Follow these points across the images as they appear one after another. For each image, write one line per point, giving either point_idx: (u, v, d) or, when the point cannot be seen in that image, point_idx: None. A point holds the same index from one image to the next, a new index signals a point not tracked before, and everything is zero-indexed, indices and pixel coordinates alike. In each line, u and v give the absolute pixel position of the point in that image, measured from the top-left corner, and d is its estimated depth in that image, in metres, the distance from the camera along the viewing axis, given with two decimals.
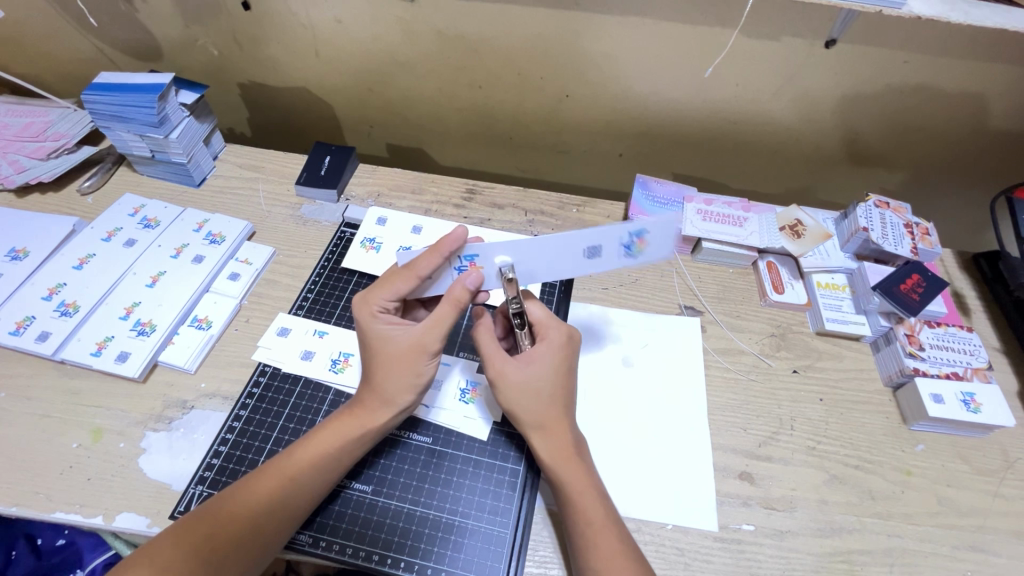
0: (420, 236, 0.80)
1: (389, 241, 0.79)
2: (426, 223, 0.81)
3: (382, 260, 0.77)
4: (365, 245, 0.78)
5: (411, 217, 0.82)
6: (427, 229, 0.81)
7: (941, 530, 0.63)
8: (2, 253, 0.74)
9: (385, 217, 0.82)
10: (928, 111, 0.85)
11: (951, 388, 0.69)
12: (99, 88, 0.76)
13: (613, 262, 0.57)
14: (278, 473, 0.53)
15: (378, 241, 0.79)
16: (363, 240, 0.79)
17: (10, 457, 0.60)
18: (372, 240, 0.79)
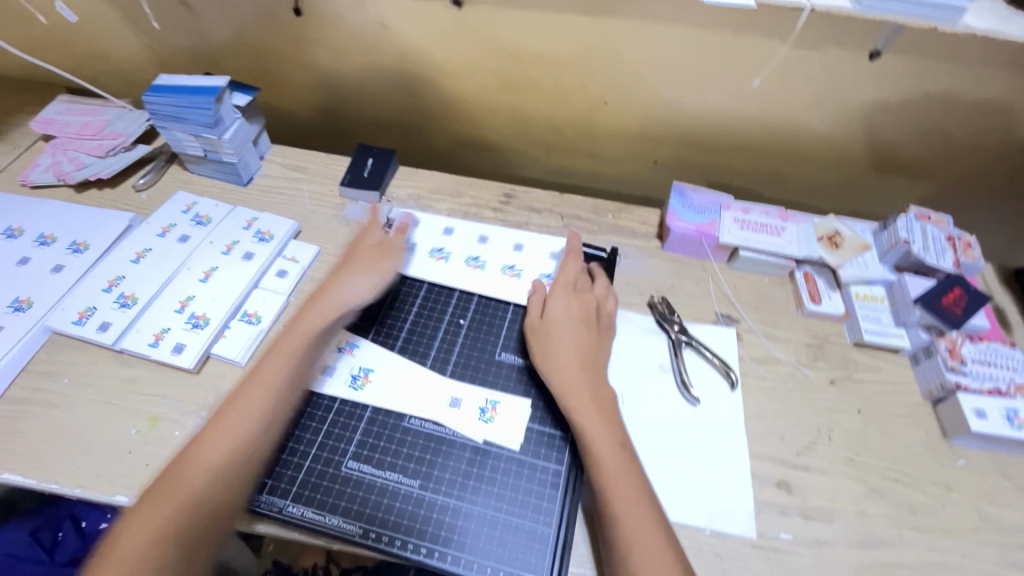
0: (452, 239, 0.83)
1: (423, 243, 0.82)
2: (458, 225, 0.84)
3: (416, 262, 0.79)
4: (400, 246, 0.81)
5: (442, 220, 0.85)
6: (458, 231, 0.84)
7: (983, 546, 0.63)
8: (65, 246, 0.78)
9: (419, 220, 0.84)
10: (972, 124, 0.84)
11: (994, 404, 0.68)
12: (159, 89, 0.79)
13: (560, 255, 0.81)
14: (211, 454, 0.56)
15: (413, 242, 0.82)
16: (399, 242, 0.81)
17: (74, 440, 0.63)
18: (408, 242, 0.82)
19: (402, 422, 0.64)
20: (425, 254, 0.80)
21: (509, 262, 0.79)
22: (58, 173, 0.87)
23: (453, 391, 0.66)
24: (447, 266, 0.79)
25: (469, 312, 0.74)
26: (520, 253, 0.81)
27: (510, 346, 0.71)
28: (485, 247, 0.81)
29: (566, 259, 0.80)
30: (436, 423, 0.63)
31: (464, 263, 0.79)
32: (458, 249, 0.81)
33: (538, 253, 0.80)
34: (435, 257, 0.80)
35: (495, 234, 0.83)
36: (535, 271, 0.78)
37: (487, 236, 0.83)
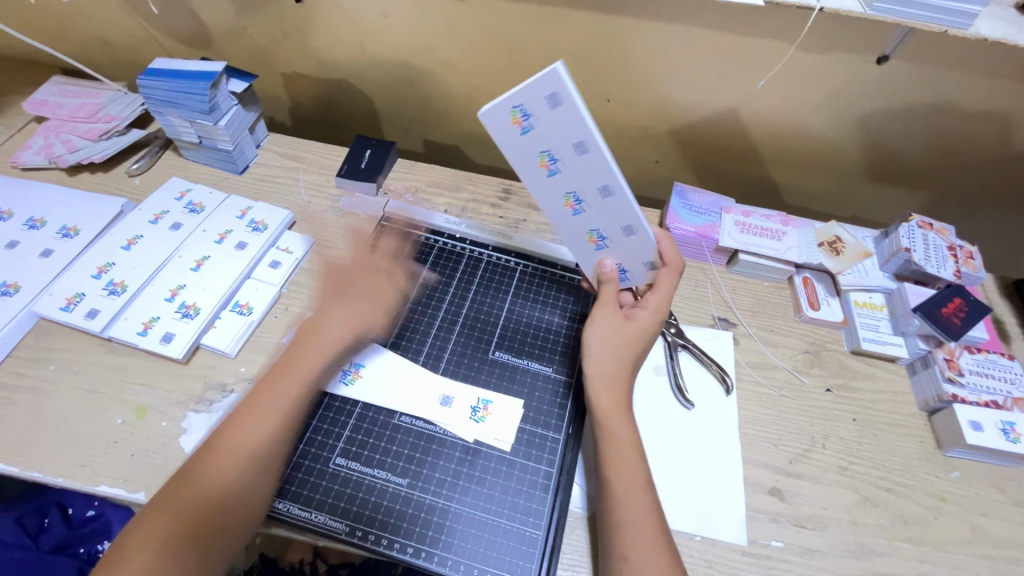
0: (576, 157, 0.56)
1: (541, 137, 0.55)
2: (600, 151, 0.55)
3: (514, 155, 0.57)
4: (513, 115, 0.54)
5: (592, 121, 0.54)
6: (588, 157, 0.56)
7: (974, 559, 0.62)
8: (54, 230, 0.77)
9: (561, 94, 0.52)
10: (979, 132, 0.83)
11: (989, 416, 0.68)
12: (154, 73, 0.78)
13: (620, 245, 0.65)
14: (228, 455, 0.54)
15: (532, 118, 0.54)
16: (517, 108, 0.53)
17: (58, 427, 0.62)
18: (526, 113, 0.53)
19: (392, 419, 0.63)
20: (534, 151, 0.56)
21: (602, 231, 0.64)
22: (50, 156, 0.85)
23: (444, 388, 0.65)
24: (543, 183, 0.59)
25: (463, 308, 0.73)
26: (626, 236, 0.63)
27: (503, 345, 0.70)
28: (596, 198, 0.60)
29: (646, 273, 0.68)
30: (427, 421, 0.63)
31: (563, 194, 0.60)
32: (573, 177, 0.58)
33: (644, 248, 0.64)
34: (542, 162, 0.57)
35: (622, 202, 0.59)
36: (619, 257, 0.67)
37: (611, 188, 0.58)
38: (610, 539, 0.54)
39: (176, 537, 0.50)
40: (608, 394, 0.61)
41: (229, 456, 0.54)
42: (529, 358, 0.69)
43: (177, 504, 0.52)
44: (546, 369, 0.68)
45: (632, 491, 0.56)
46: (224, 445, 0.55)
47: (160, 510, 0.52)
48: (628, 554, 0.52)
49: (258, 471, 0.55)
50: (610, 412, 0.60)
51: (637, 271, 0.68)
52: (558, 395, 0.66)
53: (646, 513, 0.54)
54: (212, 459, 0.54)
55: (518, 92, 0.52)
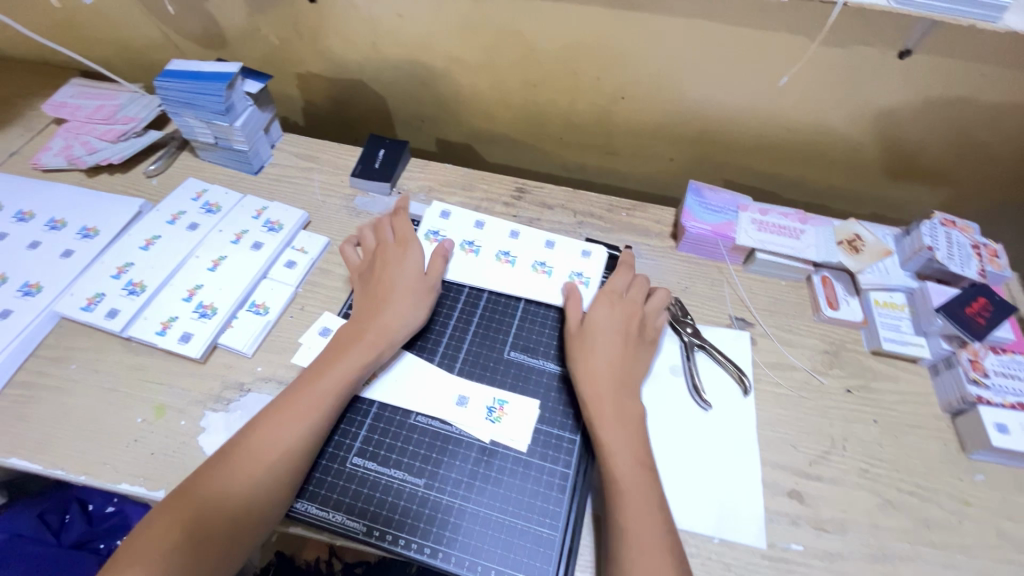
0: (481, 230, 0.79)
1: (453, 234, 0.78)
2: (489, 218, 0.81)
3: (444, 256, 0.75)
4: (426, 239, 0.77)
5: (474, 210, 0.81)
6: (489, 223, 0.80)
7: (1000, 565, 0.61)
8: (74, 231, 0.78)
9: (447, 208, 0.80)
10: (1004, 128, 0.81)
11: (1016, 418, 0.66)
12: (171, 74, 0.78)
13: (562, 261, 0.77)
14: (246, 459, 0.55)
15: (440, 233, 0.78)
16: (426, 233, 0.77)
17: (80, 425, 0.63)
18: (435, 233, 0.77)
19: (409, 419, 0.63)
20: (455, 244, 0.77)
21: (540, 258, 0.77)
22: (70, 157, 0.86)
23: (459, 387, 0.65)
24: (477, 263, 0.76)
25: (478, 309, 0.73)
26: (552, 249, 0.78)
27: (519, 344, 0.70)
28: (514, 241, 0.79)
29: (598, 260, 0.77)
30: (445, 422, 0.63)
31: (494, 257, 0.77)
32: (491, 245, 0.78)
33: (572, 249, 0.78)
34: (464, 251, 0.77)
35: (528, 230, 0.80)
36: (567, 269, 0.76)
37: (519, 230, 0.80)
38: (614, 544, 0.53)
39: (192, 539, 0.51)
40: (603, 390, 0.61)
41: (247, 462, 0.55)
42: (545, 358, 0.69)
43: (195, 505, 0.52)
44: (562, 369, 0.68)
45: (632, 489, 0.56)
46: (243, 448, 0.55)
47: (176, 510, 0.52)
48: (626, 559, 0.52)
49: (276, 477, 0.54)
50: (608, 421, 0.60)
51: (588, 265, 0.76)
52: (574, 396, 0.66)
53: (647, 514, 0.54)
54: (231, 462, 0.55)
55: (430, 212, 0.80)
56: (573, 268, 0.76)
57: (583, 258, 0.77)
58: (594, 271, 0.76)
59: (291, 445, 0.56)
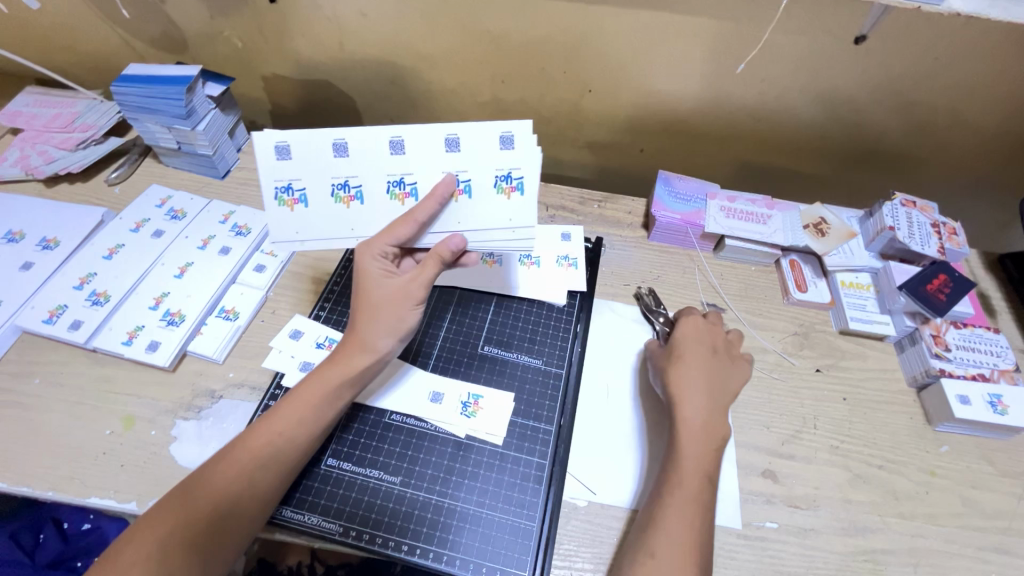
0: (349, 163, 0.57)
1: (313, 181, 0.58)
2: (353, 134, 0.57)
3: (322, 217, 0.59)
4: (286, 200, 0.59)
5: (321, 130, 0.56)
6: (355, 146, 0.57)
7: (967, 531, 0.63)
8: (33, 242, 0.76)
9: (288, 141, 0.56)
10: (958, 110, 0.83)
11: (978, 389, 0.68)
12: (128, 80, 0.77)
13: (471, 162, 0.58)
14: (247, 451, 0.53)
15: (297, 186, 0.58)
16: (280, 191, 0.58)
17: (45, 440, 0.61)
18: (292, 187, 0.58)
19: (383, 418, 0.63)
20: (325, 194, 0.59)
21: (447, 171, 0.58)
22: (26, 167, 0.84)
23: (433, 382, 0.65)
24: (367, 210, 0.59)
25: (450, 306, 0.73)
26: (458, 150, 0.57)
27: (492, 339, 0.70)
28: (402, 159, 0.58)
29: (523, 151, 0.58)
30: (420, 419, 0.63)
31: (386, 194, 0.59)
32: (372, 179, 0.58)
33: (483, 137, 0.57)
34: (344, 197, 0.59)
35: (414, 134, 0.57)
36: (486, 172, 0.58)
37: (403, 139, 0.57)
38: (646, 533, 0.53)
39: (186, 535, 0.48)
40: (693, 408, 0.59)
41: (246, 456, 0.53)
42: (518, 351, 0.69)
43: (192, 498, 0.50)
44: (535, 362, 0.69)
45: (682, 495, 0.54)
46: (246, 441, 0.54)
47: (169, 512, 0.49)
48: (653, 549, 0.51)
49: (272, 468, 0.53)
50: (694, 426, 0.58)
51: (514, 158, 0.58)
52: (548, 386, 0.66)
53: (690, 522, 0.52)
54: (234, 453, 0.53)
55: (264, 156, 0.56)
56: (496, 168, 0.58)
57: (504, 151, 0.58)
58: (525, 161, 0.58)
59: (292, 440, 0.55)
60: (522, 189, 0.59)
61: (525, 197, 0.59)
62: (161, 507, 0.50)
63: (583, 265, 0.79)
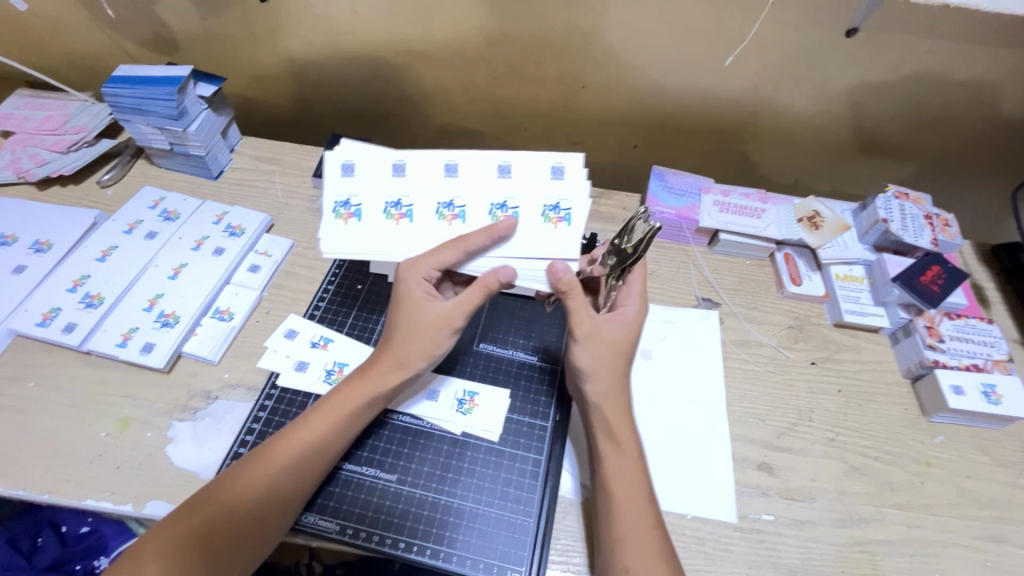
0: (406, 182, 0.63)
1: (368, 198, 0.62)
2: (413, 160, 0.63)
3: (369, 232, 0.62)
4: (341, 215, 0.62)
5: (386, 151, 0.64)
6: (413, 167, 0.63)
7: (962, 521, 0.63)
8: (26, 245, 0.76)
9: (354, 160, 0.63)
10: (951, 101, 0.83)
11: (971, 379, 0.69)
12: (119, 81, 0.76)
13: (522, 190, 0.63)
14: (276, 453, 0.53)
15: (354, 201, 0.62)
16: (337, 206, 0.62)
17: (40, 443, 0.61)
18: (349, 203, 0.62)
19: (379, 416, 0.63)
20: (379, 210, 0.62)
21: (497, 199, 0.63)
22: (18, 170, 0.84)
23: (430, 379, 0.65)
24: (413, 228, 0.62)
25: None
26: (509, 177, 0.63)
27: (486, 336, 0.70)
28: (456, 184, 0.63)
29: (574, 183, 0.62)
30: (417, 416, 0.63)
31: (435, 214, 0.62)
32: (425, 198, 0.63)
33: (534, 170, 0.63)
34: (394, 214, 0.62)
35: (469, 163, 0.63)
36: (535, 202, 0.62)
37: (458, 165, 0.63)
38: (612, 550, 0.52)
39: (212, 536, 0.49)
40: (609, 403, 0.59)
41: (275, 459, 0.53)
42: (513, 347, 0.69)
43: (220, 499, 0.50)
44: (531, 358, 0.69)
45: (630, 500, 0.54)
46: (276, 444, 0.54)
47: (197, 513, 0.49)
48: (628, 565, 0.50)
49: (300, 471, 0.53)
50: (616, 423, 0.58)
51: (563, 189, 0.63)
52: (544, 382, 0.67)
53: (648, 529, 0.52)
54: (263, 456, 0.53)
55: (331, 171, 0.63)
56: (545, 199, 0.63)
57: (552, 181, 0.63)
58: (573, 191, 0.62)
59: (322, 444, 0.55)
60: (568, 221, 0.62)
61: (571, 227, 0.61)
62: (188, 508, 0.50)
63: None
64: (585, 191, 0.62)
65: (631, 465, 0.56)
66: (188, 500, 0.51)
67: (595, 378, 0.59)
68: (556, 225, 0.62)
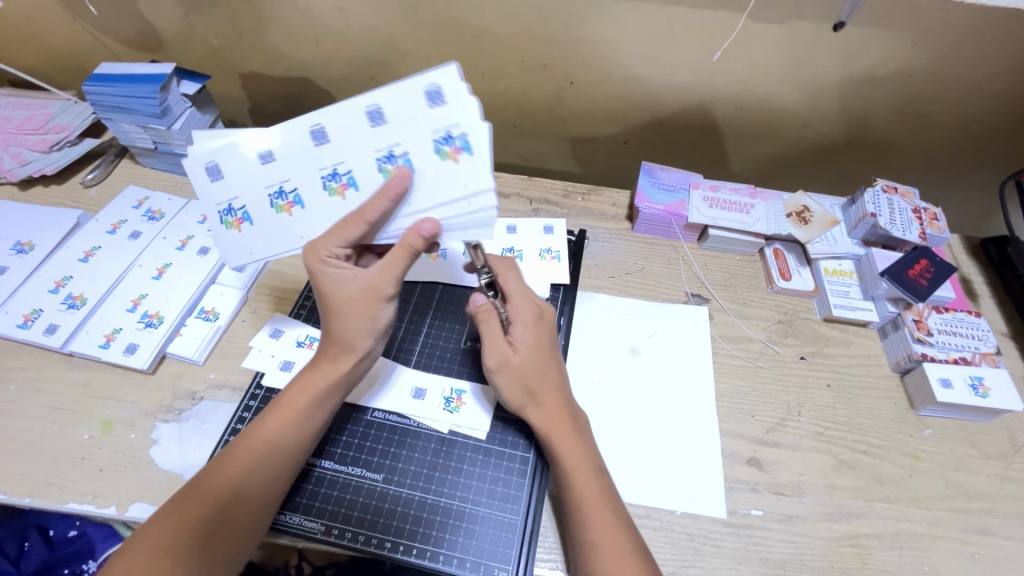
0: (278, 166, 0.54)
1: (250, 196, 0.55)
2: (279, 137, 0.54)
3: (271, 231, 0.57)
4: (231, 222, 0.57)
5: (246, 136, 0.54)
6: (278, 148, 0.54)
7: (950, 513, 0.63)
8: (8, 246, 0.75)
9: (216, 159, 0.54)
10: (938, 96, 0.84)
11: (959, 373, 0.69)
12: (101, 79, 0.75)
13: (374, 137, 0.53)
14: (250, 446, 0.53)
15: (237, 205, 0.56)
16: (223, 214, 0.57)
17: (21, 447, 0.60)
18: (232, 208, 0.56)
19: (366, 415, 0.62)
20: (264, 205, 0.56)
21: (381, 149, 0.53)
22: None
23: (417, 378, 0.65)
24: (313, 213, 0.56)
25: (432, 302, 0.73)
26: (375, 124, 0.52)
27: (474, 334, 0.70)
28: (330, 148, 0.53)
29: (454, 105, 0.51)
30: (403, 416, 0.62)
31: (323, 189, 0.54)
32: (306, 178, 0.54)
33: (402, 98, 0.52)
34: (283, 205, 0.56)
35: (333, 117, 0.53)
36: (422, 138, 0.52)
37: (324, 126, 0.53)
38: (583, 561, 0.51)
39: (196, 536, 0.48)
40: (551, 412, 0.58)
41: (248, 451, 0.53)
42: None
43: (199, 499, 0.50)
44: None
45: (595, 509, 0.53)
46: (247, 437, 0.54)
47: (175, 516, 0.49)
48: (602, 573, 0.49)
49: (275, 460, 0.53)
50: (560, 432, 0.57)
51: (448, 114, 0.51)
52: None
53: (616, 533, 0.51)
54: (237, 450, 0.53)
55: (193, 176, 0.54)
56: (432, 129, 0.52)
57: (434, 107, 0.51)
58: (462, 115, 0.51)
59: (293, 433, 0.55)
60: (469, 149, 0.52)
61: (475, 155, 0.52)
62: (168, 514, 0.50)
63: (566, 257, 0.79)
64: (475, 111, 0.51)
65: (590, 475, 0.55)
66: (169, 504, 0.51)
67: (530, 400, 0.58)
68: (455, 159, 0.52)
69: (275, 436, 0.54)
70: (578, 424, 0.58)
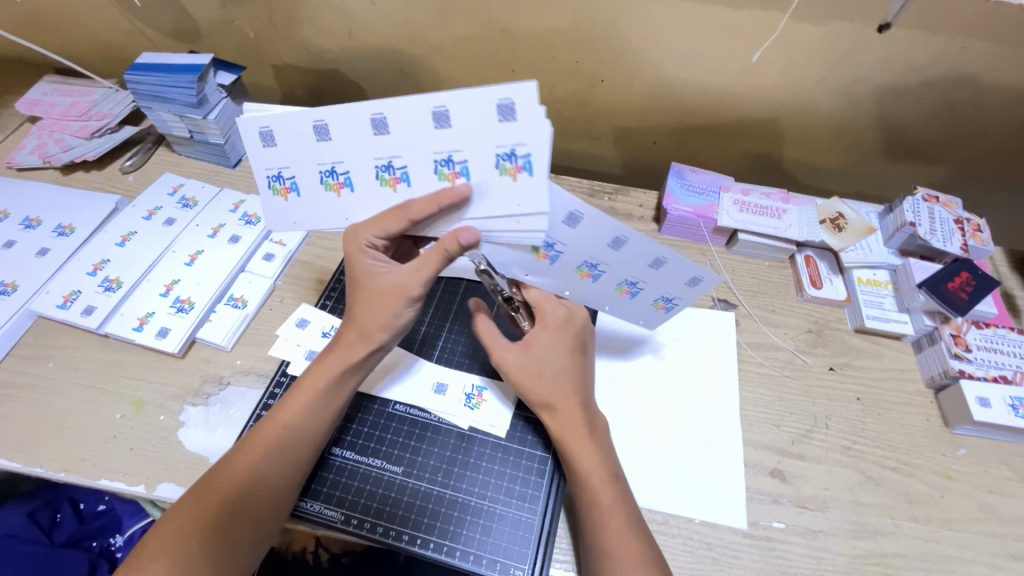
0: (332, 146, 0.51)
1: (301, 168, 0.54)
2: (330, 114, 0.50)
3: (317, 205, 0.56)
4: (279, 190, 0.56)
5: (300, 109, 0.50)
6: (337, 128, 0.50)
7: (983, 537, 0.61)
8: (50, 229, 0.77)
9: (271, 125, 0.52)
10: (987, 103, 0.80)
11: (999, 392, 0.66)
12: (142, 68, 0.77)
13: (441, 137, 0.48)
14: (265, 437, 0.54)
15: (288, 173, 0.54)
16: (272, 180, 0.55)
17: (57, 423, 0.62)
18: (282, 175, 0.55)
19: (388, 408, 0.63)
20: (315, 180, 0.54)
21: (440, 153, 0.49)
22: (44, 155, 0.86)
23: (440, 372, 0.65)
24: (360, 199, 0.55)
25: (456, 298, 0.73)
26: (447, 127, 0.48)
27: None
28: (387, 140, 0.50)
29: (530, 124, 0.46)
30: (422, 410, 0.63)
31: (375, 179, 0.53)
32: (360, 164, 0.52)
33: (472, 103, 0.46)
34: (334, 184, 0.54)
35: (396, 110, 0.48)
36: (486, 152, 0.48)
37: (386, 116, 0.48)
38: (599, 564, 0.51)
39: (211, 529, 0.49)
40: (568, 418, 0.57)
41: (260, 443, 0.53)
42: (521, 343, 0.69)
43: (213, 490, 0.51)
44: None
45: (609, 514, 0.52)
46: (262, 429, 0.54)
47: (191, 508, 0.50)
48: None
49: (285, 456, 0.53)
50: (577, 436, 0.56)
51: (517, 133, 0.46)
52: None
53: (630, 539, 0.51)
54: (252, 441, 0.54)
55: (249, 142, 0.53)
56: (497, 144, 0.47)
57: (503, 124, 0.46)
58: (529, 135, 0.46)
59: (302, 429, 0.55)
60: (671, 309, 0.63)
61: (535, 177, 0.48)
62: (185, 502, 0.51)
63: None
64: (546, 134, 0.46)
65: (603, 481, 0.54)
66: (188, 494, 0.52)
67: (553, 408, 0.57)
68: (585, 279, 0.58)
69: (292, 421, 0.55)
70: (594, 429, 0.57)
